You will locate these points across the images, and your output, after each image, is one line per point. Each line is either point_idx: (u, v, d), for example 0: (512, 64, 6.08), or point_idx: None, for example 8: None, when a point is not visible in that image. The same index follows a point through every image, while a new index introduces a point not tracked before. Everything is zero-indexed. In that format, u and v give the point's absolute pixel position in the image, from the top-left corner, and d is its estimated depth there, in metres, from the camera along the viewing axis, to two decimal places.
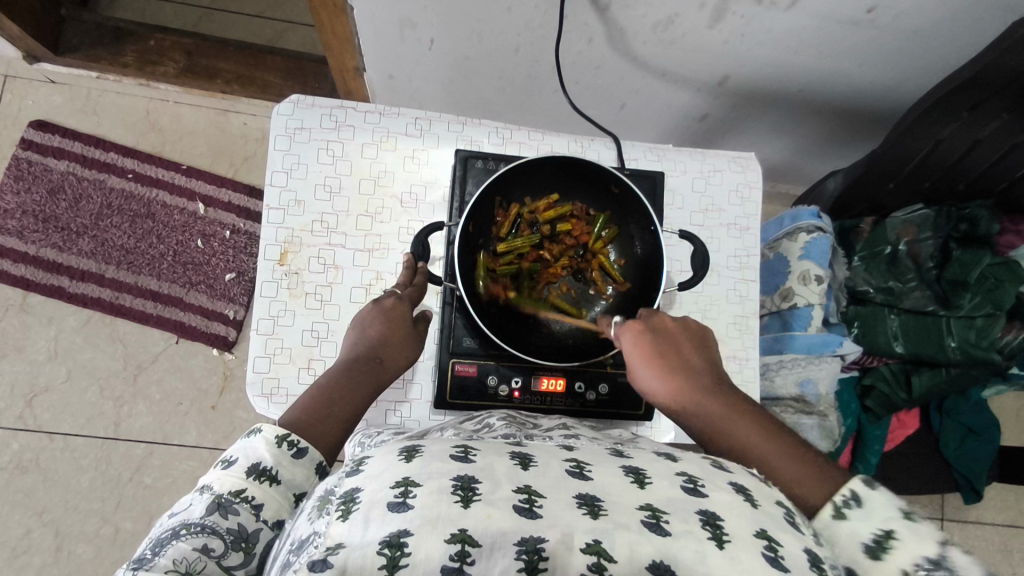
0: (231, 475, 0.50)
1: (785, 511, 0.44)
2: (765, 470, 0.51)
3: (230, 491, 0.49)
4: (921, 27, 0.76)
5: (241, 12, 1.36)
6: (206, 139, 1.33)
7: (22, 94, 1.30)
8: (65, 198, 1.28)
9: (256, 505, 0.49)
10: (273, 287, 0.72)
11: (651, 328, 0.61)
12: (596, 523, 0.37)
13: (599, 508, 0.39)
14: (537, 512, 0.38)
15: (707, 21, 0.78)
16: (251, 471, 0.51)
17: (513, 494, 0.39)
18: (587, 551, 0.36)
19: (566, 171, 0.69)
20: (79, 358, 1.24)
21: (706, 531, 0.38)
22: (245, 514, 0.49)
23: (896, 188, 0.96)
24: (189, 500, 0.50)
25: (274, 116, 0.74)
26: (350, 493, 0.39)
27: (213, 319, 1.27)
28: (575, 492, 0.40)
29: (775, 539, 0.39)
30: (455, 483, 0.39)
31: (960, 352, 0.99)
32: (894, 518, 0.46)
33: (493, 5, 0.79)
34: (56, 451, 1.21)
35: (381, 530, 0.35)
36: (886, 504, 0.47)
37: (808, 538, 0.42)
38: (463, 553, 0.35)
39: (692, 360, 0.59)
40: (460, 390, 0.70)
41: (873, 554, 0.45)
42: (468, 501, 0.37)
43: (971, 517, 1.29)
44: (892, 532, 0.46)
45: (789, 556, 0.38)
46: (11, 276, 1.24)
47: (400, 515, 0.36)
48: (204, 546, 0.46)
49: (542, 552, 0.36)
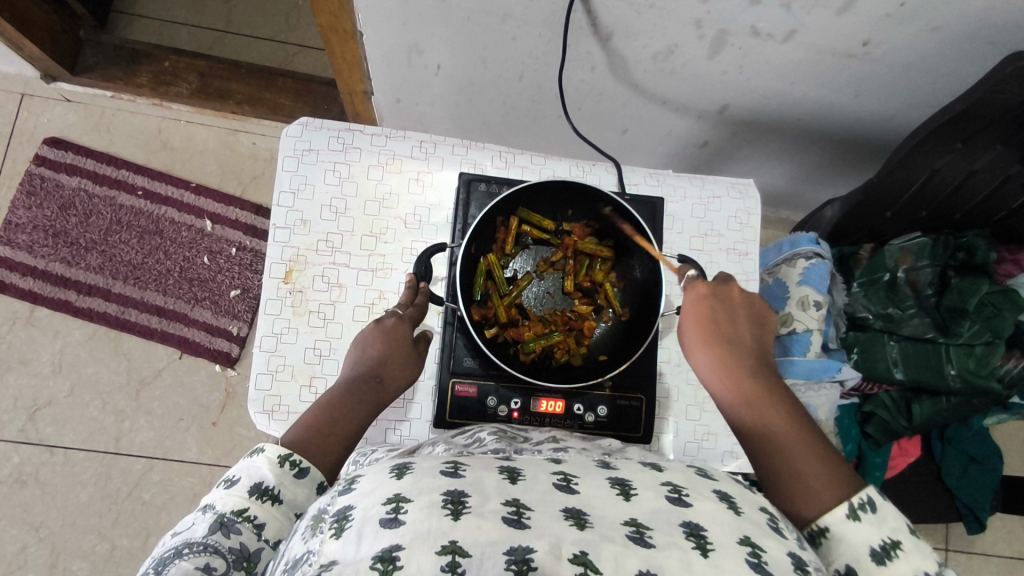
0: (234, 493, 0.51)
1: (769, 518, 0.44)
2: (789, 452, 0.55)
3: (233, 509, 0.50)
4: (915, 61, 0.78)
5: (254, 35, 1.40)
6: (215, 158, 1.35)
7: (37, 112, 1.33)
8: (75, 214, 1.30)
9: (258, 524, 0.50)
10: (277, 304, 0.73)
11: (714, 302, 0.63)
12: (583, 534, 0.38)
13: (586, 520, 0.39)
14: (526, 523, 0.38)
15: (706, 52, 0.80)
16: (254, 490, 0.51)
17: (501, 507, 0.39)
18: (574, 561, 0.36)
19: (569, 195, 0.70)
20: (82, 372, 1.25)
21: (690, 541, 0.39)
22: (247, 533, 0.49)
23: (893, 217, 0.98)
24: (191, 519, 0.51)
25: (282, 138, 0.76)
26: (343, 511, 0.40)
27: (217, 336, 1.29)
28: (562, 505, 0.40)
29: (759, 545, 0.40)
30: (446, 498, 0.39)
31: (960, 380, 0.99)
32: (902, 530, 0.51)
33: (499, 34, 0.81)
34: (56, 466, 1.21)
35: (374, 546, 0.36)
36: (896, 516, 0.52)
37: (792, 543, 0.42)
38: (454, 564, 0.35)
39: (742, 342, 0.62)
40: (459, 411, 0.71)
41: (878, 557, 0.50)
42: (458, 514, 0.38)
43: (976, 548, 1.27)
44: (898, 542, 0.51)
45: (772, 560, 0.39)
46: (19, 290, 1.26)
47: (391, 530, 0.37)
48: (207, 565, 0.46)
49: (531, 563, 0.36)
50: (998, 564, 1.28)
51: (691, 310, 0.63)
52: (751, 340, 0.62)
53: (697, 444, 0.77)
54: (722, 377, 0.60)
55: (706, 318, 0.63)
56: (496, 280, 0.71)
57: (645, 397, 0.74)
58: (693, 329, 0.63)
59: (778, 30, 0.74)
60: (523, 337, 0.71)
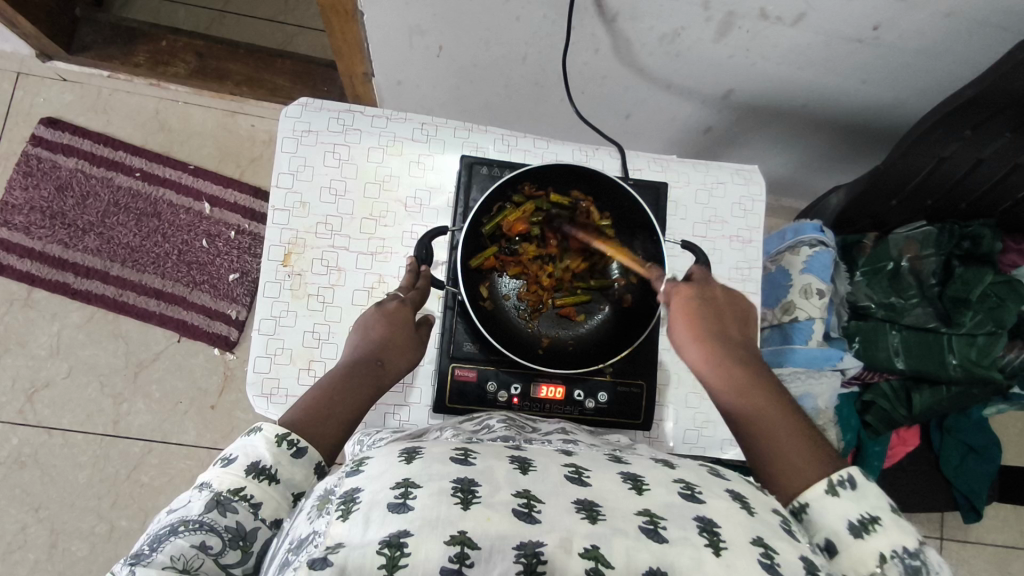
0: (230, 472, 0.51)
1: (781, 520, 0.44)
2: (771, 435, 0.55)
3: (230, 488, 0.50)
4: (927, 46, 0.77)
5: (253, 15, 1.38)
6: (213, 140, 1.34)
7: (33, 91, 1.31)
8: (72, 195, 1.29)
9: (254, 504, 0.50)
10: (276, 288, 0.72)
11: (698, 296, 0.64)
12: (595, 528, 0.38)
13: (598, 513, 0.39)
14: (536, 516, 0.38)
15: (713, 35, 0.78)
16: (251, 470, 0.51)
17: (512, 498, 0.39)
18: (586, 555, 0.36)
19: (577, 177, 0.69)
20: (81, 355, 1.24)
21: (703, 538, 0.38)
22: (244, 512, 0.49)
23: (898, 206, 0.97)
24: (187, 496, 0.51)
25: (282, 119, 0.74)
26: (351, 493, 0.39)
27: (215, 319, 1.28)
28: (573, 497, 0.40)
29: (772, 548, 0.40)
30: (455, 485, 0.39)
31: (962, 369, 0.99)
32: (883, 508, 0.50)
33: (502, 14, 0.80)
34: (55, 447, 1.21)
35: (381, 530, 0.36)
36: (878, 495, 0.51)
37: (805, 546, 0.42)
38: (462, 554, 0.35)
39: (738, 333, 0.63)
40: (459, 395, 0.70)
41: (855, 531, 0.49)
42: (468, 503, 0.38)
43: (971, 536, 1.28)
44: (877, 518, 0.50)
45: (785, 564, 0.39)
46: (16, 271, 1.25)
47: (400, 516, 0.37)
48: (202, 543, 0.46)
49: (541, 557, 0.36)
50: (993, 552, 1.29)
51: (683, 295, 0.64)
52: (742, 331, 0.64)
53: (697, 431, 0.76)
54: (710, 358, 0.60)
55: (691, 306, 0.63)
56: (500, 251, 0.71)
57: (645, 383, 0.73)
58: (681, 317, 0.63)
59: (787, 13, 0.73)
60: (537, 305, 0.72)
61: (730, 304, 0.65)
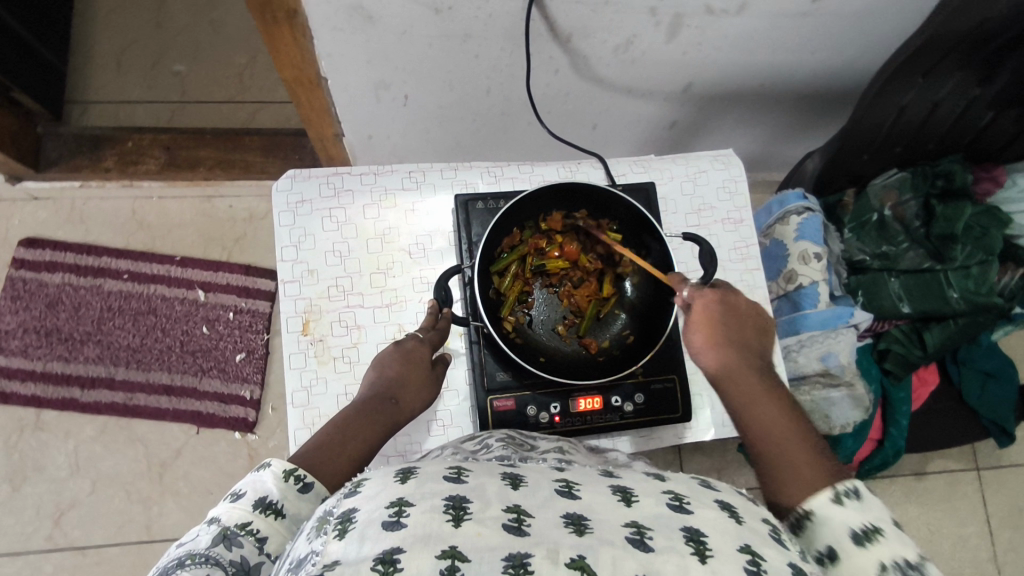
0: (238, 506, 0.50)
1: (770, 529, 0.45)
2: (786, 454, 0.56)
3: (237, 522, 0.49)
4: (864, 9, 0.81)
5: (210, 99, 1.40)
6: (194, 228, 1.34)
7: (9, 216, 1.31)
8: (64, 309, 1.29)
9: (260, 538, 0.49)
10: (301, 357, 0.73)
11: (726, 310, 0.64)
12: (582, 540, 0.38)
13: (586, 526, 0.39)
14: (526, 529, 0.38)
15: (664, 37, 0.82)
16: (258, 504, 0.50)
17: (502, 513, 0.39)
18: (572, 566, 0.36)
19: (561, 197, 0.71)
20: (100, 467, 1.22)
21: (689, 547, 0.39)
22: (249, 546, 0.48)
23: (871, 159, 1.01)
24: (195, 531, 0.49)
25: (274, 194, 0.76)
26: (347, 514, 0.39)
27: (230, 403, 1.27)
28: (563, 511, 0.40)
29: (759, 554, 0.40)
30: (447, 502, 0.39)
31: (963, 301, 1.03)
32: (885, 521, 0.51)
33: (462, 55, 0.83)
34: (91, 566, 1.18)
35: (375, 548, 0.35)
36: (880, 508, 0.52)
37: (793, 553, 0.43)
38: (452, 568, 0.35)
39: (750, 340, 0.64)
40: (502, 426, 0.71)
41: (857, 540, 0.50)
42: (460, 519, 0.38)
43: (1005, 461, 1.34)
44: (879, 530, 0.50)
45: (772, 569, 0.39)
46: (22, 397, 1.23)
47: (393, 533, 0.36)
48: None
49: (528, 566, 0.35)
50: None
51: (709, 306, 0.64)
52: (758, 342, 0.65)
53: None
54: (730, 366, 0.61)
55: (717, 314, 0.63)
56: (529, 262, 0.73)
57: (677, 377, 0.75)
58: (696, 326, 0.63)
59: (730, 5, 0.77)
60: (565, 311, 0.74)
61: (750, 321, 0.65)
